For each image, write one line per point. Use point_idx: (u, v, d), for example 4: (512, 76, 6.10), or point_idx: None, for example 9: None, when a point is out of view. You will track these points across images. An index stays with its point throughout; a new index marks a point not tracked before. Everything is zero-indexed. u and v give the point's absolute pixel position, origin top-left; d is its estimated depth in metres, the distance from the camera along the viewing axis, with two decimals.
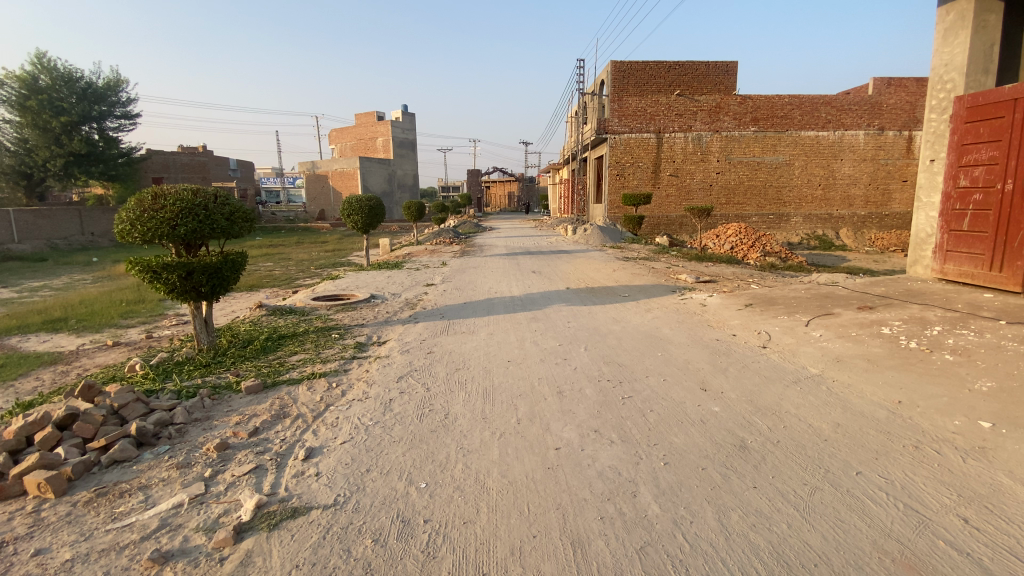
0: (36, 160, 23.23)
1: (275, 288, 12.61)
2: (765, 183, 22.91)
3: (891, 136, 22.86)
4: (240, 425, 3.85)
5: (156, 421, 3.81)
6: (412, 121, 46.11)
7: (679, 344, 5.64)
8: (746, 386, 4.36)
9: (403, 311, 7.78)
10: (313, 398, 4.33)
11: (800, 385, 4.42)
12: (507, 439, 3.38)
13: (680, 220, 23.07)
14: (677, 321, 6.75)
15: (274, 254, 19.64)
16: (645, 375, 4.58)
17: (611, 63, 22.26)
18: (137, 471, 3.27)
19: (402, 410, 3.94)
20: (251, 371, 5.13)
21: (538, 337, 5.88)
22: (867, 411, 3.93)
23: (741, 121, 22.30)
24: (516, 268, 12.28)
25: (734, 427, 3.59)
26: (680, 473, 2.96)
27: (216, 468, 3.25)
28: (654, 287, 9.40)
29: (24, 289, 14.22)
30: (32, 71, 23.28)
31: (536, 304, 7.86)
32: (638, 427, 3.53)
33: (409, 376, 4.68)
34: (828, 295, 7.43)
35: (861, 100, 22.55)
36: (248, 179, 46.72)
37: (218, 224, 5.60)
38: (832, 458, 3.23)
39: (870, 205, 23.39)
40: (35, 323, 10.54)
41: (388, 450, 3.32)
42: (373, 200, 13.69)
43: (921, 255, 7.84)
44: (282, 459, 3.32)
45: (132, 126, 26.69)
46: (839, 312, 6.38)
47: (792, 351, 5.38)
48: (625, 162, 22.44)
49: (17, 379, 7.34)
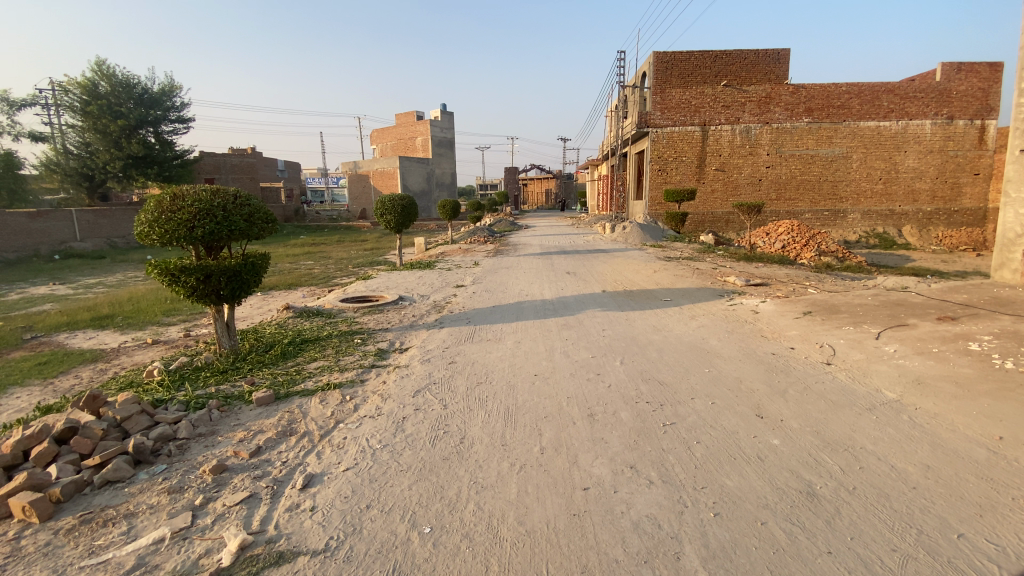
0: (97, 163, 24.34)
1: (311, 287, 12.59)
2: (819, 177, 21.45)
3: (962, 126, 21.00)
4: (243, 443, 3.57)
5: (157, 436, 3.59)
6: (451, 119, 46.06)
7: (730, 359, 5.03)
8: (809, 414, 3.75)
9: (430, 314, 7.44)
10: (325, 412, 4.00)
11: (875, 414, 3.78)
12: (527, 474, 2.94)
13: (726, 217, 21.94)
14: (726, 331, 6.13)
15: (314, 253, 19.90)
16: (690, 397, 4.03)
17: (654, 54, 21.35)
18: (128, 494, 3.04)
19: (414, 432, 3.55)
20: (267, 379, 4.87)
21: (569, 348, 5.40)
22: (963, 450, 3.26)
23: (794, 112, 20.96)
24: (550, 268, 11.81)
25: (799, 468, 3.03)
26: (733, 529, 2.45)
27: (209, 495, 2.96)
28: (698, 291, 8.71)
29: (80, 286, 14.83)
30: (93, 78, 24.54)
31: (569, 309, 7.36)
32: (682, 464, 3.02)
33: (427, 391, 4.29)
34: (900, 303, 6.59)
35: (927, 86, 20.80)
36: (295, 179, 48.02)
37: (236, 226, 5.39)
38: (925, 515, 2.63)
39: (937, 200, 21.58)
40: (83, 320, 10.84)
41: (394, 480, 2.95)
42: (407, 199, 13.50)
43: (1007, 257, 6.83)
44: (279, 487, 3.00)
45: (185, 130, 27.78)
46: (914, 324, 5.59)
47: (863, 370, 4.69)
48: (668, 156, 21.54)
49: (58, 377, 7.46)
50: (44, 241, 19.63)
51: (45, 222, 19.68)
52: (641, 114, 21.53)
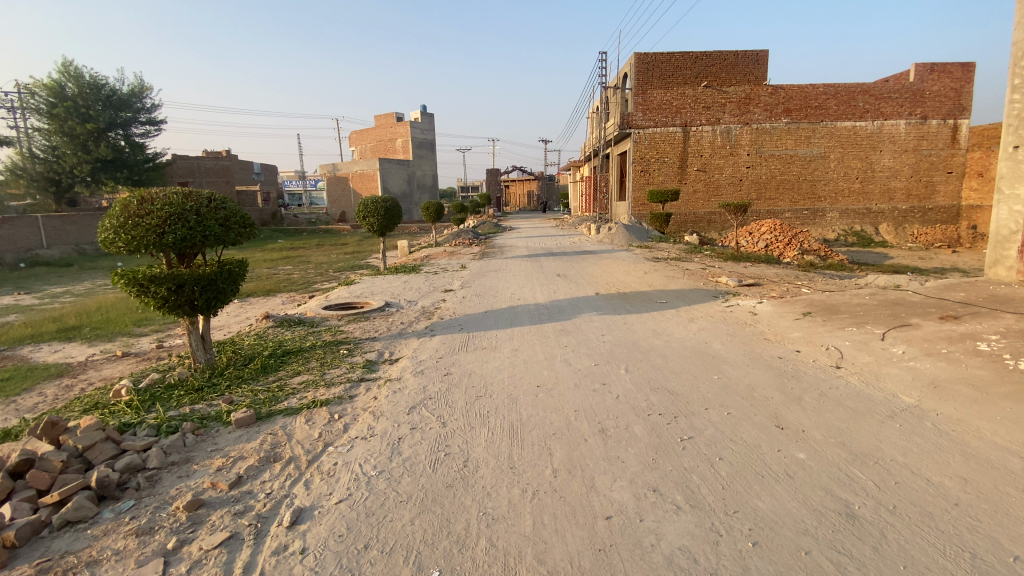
0: (64, 166, 23.32)
1: (292, 292, 12.10)
2: (798, 176, 21.68)
3: (935, 126, 21.42)
4: (221, 472, 3.22)
5: (124, 467, 3.22)
6: (431, 121, 45.51)
7: (737, 364, 4.83)
8: (831, 423, 3.56)
9: (419, 322, 7.11)
10: (312, 434, 3.67)
11: (898, 422, 3.61)
12: (542, 502, 2.67)
13: (709, 217, 21.98)
14: (728, 334, 5.95)
15: (294, 258, 19.31)
16: (704, 407, 3.81)
17: (635, 54, 21.28)
18: (91, 537, 2.68)
19: (412, 455, 3.25)
20: (247, 397, 4.49)
21: (570, 355, 5.14)
22: (996, 460, 3.09)
23: (773, 112, 21.13)
24: (539, 270, 11.58)
25: (832, 485, 2.83)
26: (776, 561, 2.22)
27: (184, 536, 2.62)
28: (693, 292, 8.55)
29: (45, 295, 14.10)
30: (59, 79, 23.54)
31: (564, 313, 7.10)
32: (707, 484, 2.79)
33: (422, 408, 3.98)
34: (898, 302, 6.50)
35: (901, 87, 21.17)
36: (271, 182, 46.93)
37: (211, 231, 4.99)
38: (975, 535, 2.42)
39: (912, 199, 21.99)
40: (48, 332, 10.20)
41: (394, 514, 2.65)
42: (390, 201, 13.12)
43: (1002, 254, 6.79)
44: (263, 524, 2.67)
45: (157, 132, 26.87)
46: (918, 324, 5.48)
47: (875, 374, 4.53)
48: (650, 157, 21.52)
49: (20, 394, 6.93)
50: (8, 249, 18.69)
51: (9, 228, 18.77)
52: (623, 115, 21.46)
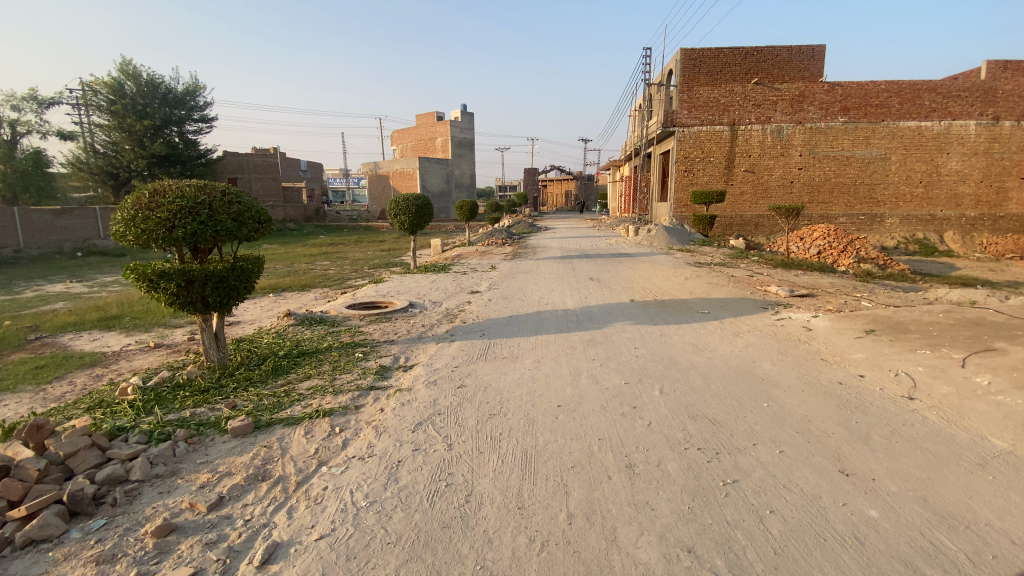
0: (122, 161, 24.31)
1: (324, 289, 12.05)
2: (855, 179, 20.26)
3: (1009, 127, 19.67)
4: (203, 490, 2.93)
5: (104, 479, 2.99)
6: (471, 120, 45.47)
7: (789, 390, 4.23)
8: (907, 472, 2.97)
9: (440, 325, 6.75)
10: (308, 450, 3.35)
11: (991, 473, 2.97)
12: (551, 557, 2.24)
13: (755, 221, 20.84)
14: (778, 352, 5.33)
15: (331, 254, 19.43)
16: (751, 442, 3.28)
17: (680, 50, 20.35)
18: (50, 561, 2.42)
19: (410, 483, 2.87)
20: (251, 403, 4.23)
21: (598, 371, 4.66)
22: None
23: (828, 111, 19.83)
24: (571, 273, 11.09)
25: (912, 557, 2.27)
26: None
27: (145, 569, 2.32)
28: (738, 301, 7.91)
29: (95, 284, 14.59)
30: (119, 78, 24.72)
31: (595, 321, 6.61)
32: (756, 547, 2.29)
33: (429, 425, 3.60)
34: (978, 321, 5.68)
35: (971, 85, 19.52)
36: (317, 180, 48.05)
37: (222, 225, 4.76)
38: None
39: (982, 205, 20.23)
40: (91, 320, 10.46)
41: (377, 560, 2.27)
42: (422, 199, 12.86)
43: None
44: (232, 560, 2.35)
45: (209, 130, 27.87)
46: (1005, 349, 4.71)
47: (957, 410, 3.84)
48: (694, 157, 20.55)
49: (52, 382, 7.00)
50: (67, 238, 19.62)
51: (69, 219, 19.62)
52: (667, 113, 20.57)
